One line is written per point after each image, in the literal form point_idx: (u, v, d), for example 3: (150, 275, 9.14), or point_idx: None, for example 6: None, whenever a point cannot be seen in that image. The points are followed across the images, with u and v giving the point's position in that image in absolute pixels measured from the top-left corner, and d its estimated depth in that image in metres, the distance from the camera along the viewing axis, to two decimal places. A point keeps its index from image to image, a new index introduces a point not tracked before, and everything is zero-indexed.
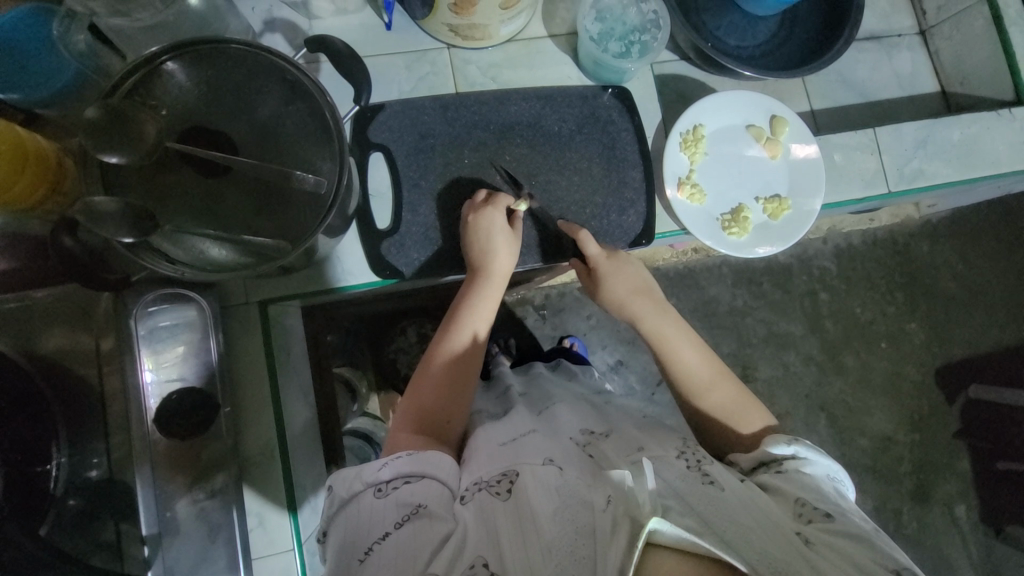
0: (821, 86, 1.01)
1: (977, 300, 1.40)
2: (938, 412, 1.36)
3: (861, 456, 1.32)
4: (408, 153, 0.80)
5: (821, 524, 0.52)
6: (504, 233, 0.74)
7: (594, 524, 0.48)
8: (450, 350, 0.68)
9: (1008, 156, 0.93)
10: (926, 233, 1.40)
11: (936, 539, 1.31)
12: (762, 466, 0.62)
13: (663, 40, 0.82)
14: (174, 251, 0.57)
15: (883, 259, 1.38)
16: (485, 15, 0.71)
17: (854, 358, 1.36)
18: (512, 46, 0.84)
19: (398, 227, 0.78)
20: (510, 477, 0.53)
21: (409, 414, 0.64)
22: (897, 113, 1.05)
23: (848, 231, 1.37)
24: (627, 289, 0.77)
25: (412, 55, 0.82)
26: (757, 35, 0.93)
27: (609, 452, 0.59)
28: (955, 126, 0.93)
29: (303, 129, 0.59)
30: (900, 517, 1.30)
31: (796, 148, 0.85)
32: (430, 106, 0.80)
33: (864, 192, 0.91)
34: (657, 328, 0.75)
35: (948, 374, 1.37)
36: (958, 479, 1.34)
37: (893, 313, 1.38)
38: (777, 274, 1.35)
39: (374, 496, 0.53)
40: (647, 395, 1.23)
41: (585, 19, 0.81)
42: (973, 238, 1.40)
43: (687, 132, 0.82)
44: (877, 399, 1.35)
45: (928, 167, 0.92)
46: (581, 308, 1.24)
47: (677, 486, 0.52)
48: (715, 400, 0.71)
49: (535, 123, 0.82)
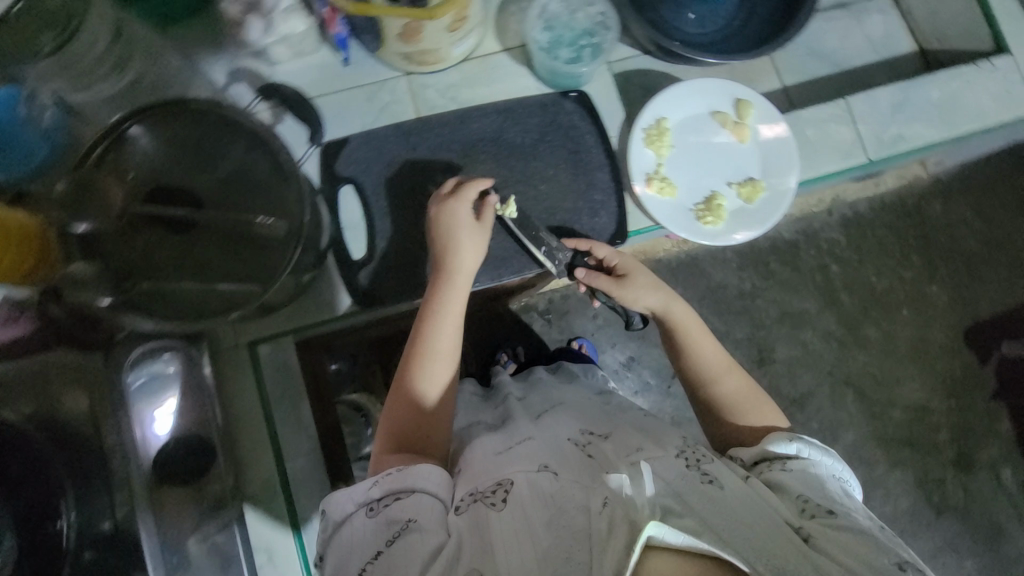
0: (789, 61, 1.01)
1: (999, 254, 1.34)
2: (972, 376, 1.30)
3: (894, 429, 1.27)
4: (376, 182, 0.81)
5: (823, 519, 0.53)
6: (466, 225, 0.72)
7: (590, 528, 0.49)
8: (421, 361, 0.67)
9: (991, 109, 0.90)
10: (935, 193, 1.35)
11: (986, 508, 1.26)
12: (765, 461, 0.61)
13: (613, 41, 0.83)
14: (150, 307, 0.58)
15: (893, 224, 1.34)
16: (432, 40, 0.73)
17: (876, 329, 1.31)
18: (468, 63, 0.84)
19: (372, 255, 0.80)
20: (505, 487, 0.55)
21: (390, 431, 0.64)
22: (877, 77, 1.03)
23: (852, 200, 1.34)
24: (651, 282, 0.74)
25: (372, 86, 0.83)
26: (716, 20, 0.93)
27: (610, 453, 0.59)
28: (932, 85, 0.89)
29: (263, 174, 0.61)
30: (944, 489, 1.26)
31: (763, 129, 0.84)
32: (395, 134, 0.82)
33: (845, 165, 0.86)
34: (685, 316, 0.74)
35: (976, 335, 1.32)
36: (1001, 442, 1.28)
37: (910, 278, 1.33)
38: (783, 252, 1.32)
39: (365, 515, 0.54)
40: (663, 388, 1.23)
41: (533, 31, 0.82)
42: (985, 191, 1.35)
43: (650, 127, 0.83)
44: (905, 368, 1.30)
45: (909, 130, 0.88)
46: (586, 309, 1.24)
47: (674, 486, 0.53)
48: (729, 388, 0.71)
49: (498, 137, 0.83)
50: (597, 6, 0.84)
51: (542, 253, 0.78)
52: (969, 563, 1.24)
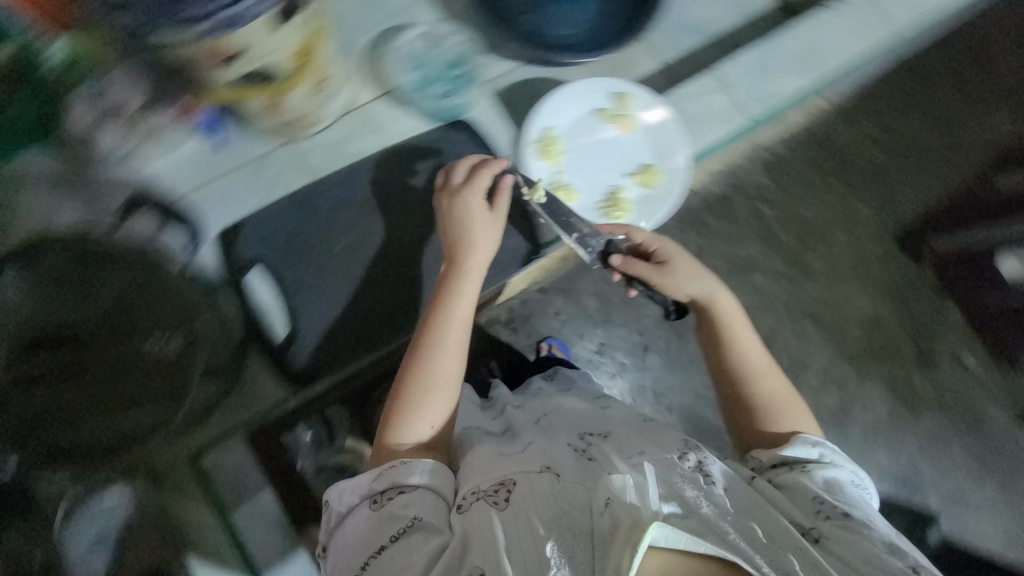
0: (661, 39, 1.03)
1: (908, 161, 1.43)
2: (912, 277, 1.38)
3: (855, 344, 1.34)
4: (283, 259, 0.80)
5: (837, 521, 0.61)
6: (482, 223, 0.76)
7: (593, 528, 0.54)
8: (435, 350, 0.72)
9: (849, 47, 0.95)
10: (839, 118, 1.42)
11: (957, 395, 1.35)
12: (784, 465, 0.69)
13: (480, 66, 0.89)
14: (60, 456, 0.58)
15: (809, 156, 1.40)
16: (301, 107, 0.73)
17: (817, 257, 1.38)
18: (346, 119, 0.84)
19: (296, 331, 0.79)
20: (507, 487, 0.60)
21: (405, 413, 0.69)
22: (746, 32, 1.07)
23: (769, 142, 1.38)
24: (696, 269, 0.80)
25: (254, 163, 0.82)
26: (583, 16, 0.96)
27: (609, 455, 0.65)
28: (790, 38, 0.94)
29: (151, 295, 0.63)
30: (915, 389, 1.34)
31: (645, 115, 0.86)
32: (288, 207, 0.81)
33: (729, 130, 0.90)
34: (728, 308, 0.80)
35: (907, 238, 1.39)
36: (953, 330, 1.37)
37: (835, 202, 1.40)
38: (717, 207, 1.37)
39: (369, 508, 0.62)
40: (638, 363, 1.27)
41: (401, 73, 0.85)
42: (883, 104, 1.43)
43: (539, 139, 0.84)
44: (852, 285, 1.37)
45: (780, 85, 0.92)
46: (548, 308, 1.25)
47: (670, 482, 0.60)
48: (767, 387, 0.78)
49: (395, 183, 0.83)
50: (458, 36, 0.89)
51: (574, 240, 0.76)
52: (955, 447, 1.33)
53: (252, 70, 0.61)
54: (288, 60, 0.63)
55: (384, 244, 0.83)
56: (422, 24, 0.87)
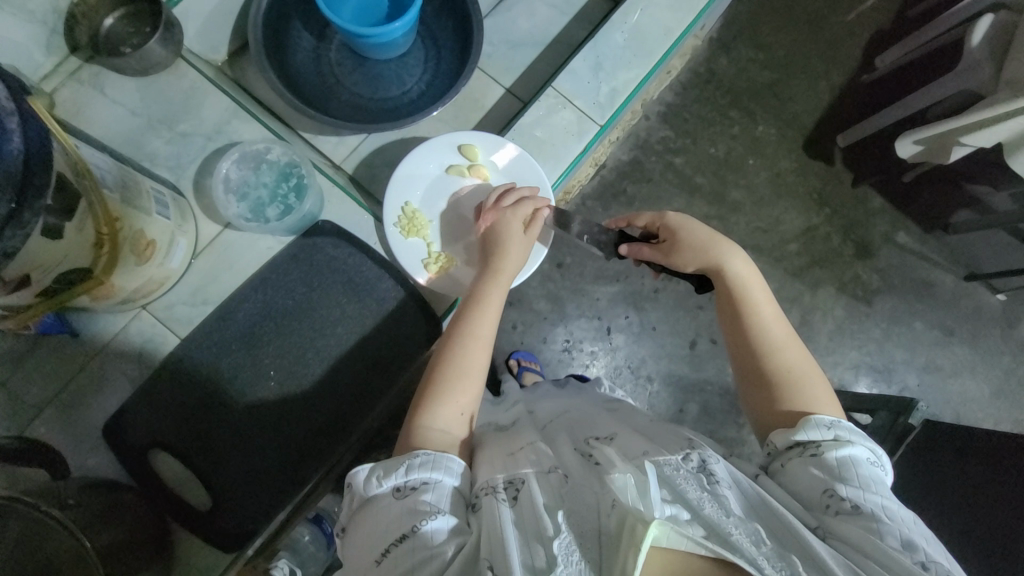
0: (498, 64, 1.01)
1: (795, 69, 1.36)
2: (830, 178, 1.34)
3: (799, 260, 1.31)
4: (174, 430, 0.77)
5: (846, 515, 0.51)
6: (519, 240, 0.75)
7: (601, 527, 0.48)
8: (463, 335, 0.66)
9: (671, 18, 0.92)
10: (716, 50, 1.36)
11: (903, 274, 1.31)
12: (795, 448, 0.58)
13: (311, 171, 0.83)
14: None
15: (700, 94, 1.34)
16: (133, 280, 0.72)
17: (738, 188, 1.32)
18: (197, 261, 0.84)
19: (215, 494, 0.76)
20: (517, 484, 0.54)
21: (432, 397, 0.62)
22: (580, 19, 1.04)
23: (659, 95, 1.33)
24: (704, 237, 0.73)
25: (114, 341, 0.80)
26: (412, 70, 0.95)
27: (614, 455, 0.57)
28: (615, 30, 0.91)
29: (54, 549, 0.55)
30: (862, 280, 1.31)
31: (496, 159, 0.86)
32: (165, 374, 0.79)
33: (583, 142, 0.91)
34: (741, 273, 0.71)
35: (816, 140, 1.35)
36: (882, 215, 1.33)
37: (739, 131, 1.34)
38: (630, 172, 1.31)
39: (392, 497, 0.53)
40: (607, 346, 1.23)
41: (229, 209, 0.82)
42: (753, 22, 1.37)
43: (400, 218, 0.83)
44: (778, 205, 1.32)
45: (618, 81, 0.91)
46: (504, 325, 1.22)
47: (681, 487, 0.51)
48: (790, 357, 0.66)
49: (269, 312, 0.82)
50: (274, 150, 0.83)
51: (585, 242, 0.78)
52: (916, 322, 1.30)
53: (58, 276, 0.59)
54: (87, 252, 0.61)
55: (280, 376, 0.81)
56: (243, 140, 0.83)
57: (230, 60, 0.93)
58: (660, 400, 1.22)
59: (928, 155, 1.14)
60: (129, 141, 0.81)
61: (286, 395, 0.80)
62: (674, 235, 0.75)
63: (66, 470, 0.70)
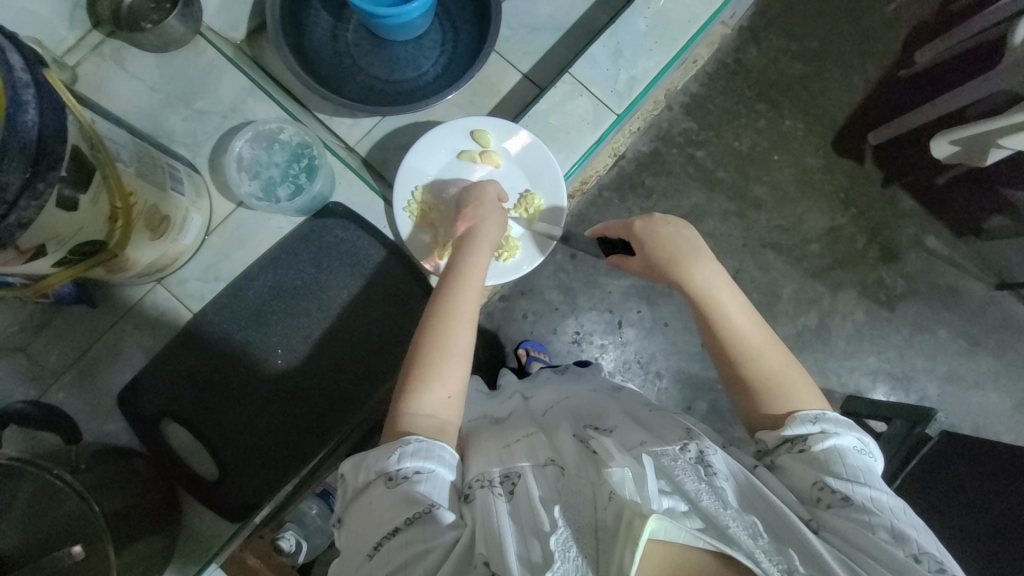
0: (517, 49, 0.99)
1: (828, 62, 1.31)
2: (859, 178, 1.29)
3: (820, 260, 1.27)
4: (179, 401, 0.79)
5: (841, 509, 0.50)
6: (495, 214, 0.76)
7: (597, 522, 0.48)
8: (443, 309, 0.64)
9: (697, 4, 0.88)
10: (746, 39, 1.31)
11: (930, 279, 1.27)
12: (784, 444, 0.56)
13: (323, 151, 0.82)
14: None
15: (726, 85, 1.30)
16: (149, 255, 0.74)
17: (761, 184, 1.28)
18: (211, 237, 0.86)
19: (223, 465, 0.78)
20: (512, 478, 0.54)
21: (413, 375, 0.60)
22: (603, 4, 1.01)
23: (682, 86, 1.29)
24: (671, 241, 0.71)
25: (130, 315, 0.83)
26: (428, 52, 0.94)
27: (613, 445, 0.56)
28: (637, 15, 0.88)
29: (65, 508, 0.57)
30: (885, 285, 1.26)
31: (509, 145, 0.86)
32: (177, 347, 0.81)
33: (598, 131, 0.89)
34: (707, 281, 0.68)
35: (846, 137, 1.30)
36: (912, 217, 1.28)
37: (766, 125, 1.29)
38: (649, 164, 1.28)
39: (386, 485, 0.52)
40: (618, 340, 1.22)
41: (242, 185, 0.83)
42: (787, 11, 1.32)
43: (409, 203, 0.83)
44: (802, 204, 1.28)
45: (638, 69, 0.88)
46: (514, 314, 1.22)
47: (682, 483, 0.50)
48: (768, 365, 0.62)
49: (279, 290, 0.84)
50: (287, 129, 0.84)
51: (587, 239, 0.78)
52: (941, 330, 1.26)
53: (74, 247, 0.60)
54: (102, 225, 0.62)
55: (286, 353, 0.82)
56: (257, 119, 0.83)
57: (249, 39, 0.94)
58: (670, 397, 1.21)
59: (964, 156, 1.08)
60: (148, 117, 0.82)
61: (291, 371, 0.82)
62: (643, 246, 0.72)
63: (80, 436, 0.73)
